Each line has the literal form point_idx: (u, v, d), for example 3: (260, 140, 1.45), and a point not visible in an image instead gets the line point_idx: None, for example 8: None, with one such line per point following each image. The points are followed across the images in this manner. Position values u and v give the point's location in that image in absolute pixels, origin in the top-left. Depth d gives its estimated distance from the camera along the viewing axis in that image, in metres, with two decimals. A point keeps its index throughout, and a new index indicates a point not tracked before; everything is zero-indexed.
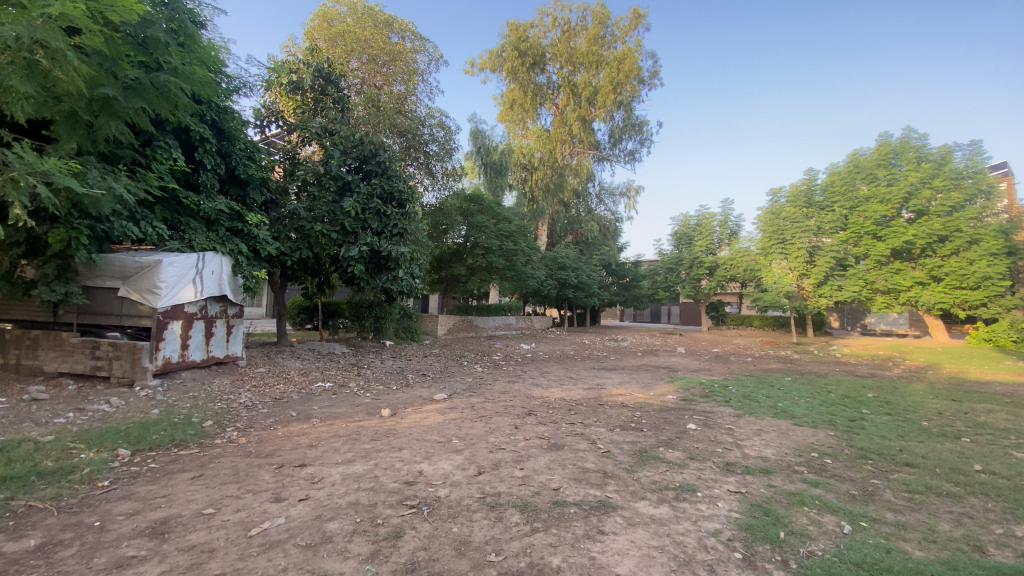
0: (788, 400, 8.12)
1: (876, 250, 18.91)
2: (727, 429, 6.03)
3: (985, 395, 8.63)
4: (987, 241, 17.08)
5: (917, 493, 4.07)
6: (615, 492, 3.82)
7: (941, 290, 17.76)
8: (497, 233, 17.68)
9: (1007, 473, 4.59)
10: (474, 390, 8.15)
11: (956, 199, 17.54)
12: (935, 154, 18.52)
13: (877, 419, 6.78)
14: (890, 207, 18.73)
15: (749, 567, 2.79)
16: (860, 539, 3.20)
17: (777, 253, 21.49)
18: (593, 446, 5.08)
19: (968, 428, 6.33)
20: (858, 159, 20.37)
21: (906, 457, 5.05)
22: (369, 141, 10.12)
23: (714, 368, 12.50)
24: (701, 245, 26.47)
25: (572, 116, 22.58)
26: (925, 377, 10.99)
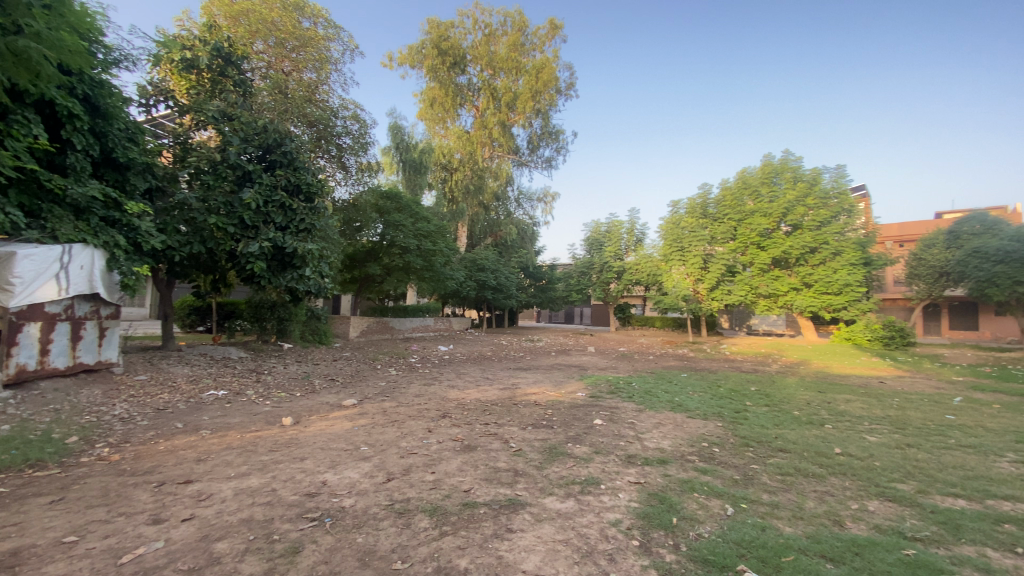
0: (684, 394, 8.80)
1: (760, 258, 21.11)
2: (630, 424, 6.39)
3: (843, 387, 9.98)
4: (848, 253, 19.71)
5: (788, 475, 4.60)
6: (524, 489, 3.89)
7: (811, 295, 20.19)
8: (415, 232, 17.32)
9: (860, 455, 5.31)
10: (387, 394, 7.91)
11: (823, 215, 20.02)
12: (807, 175, 21.01)
13: (757, 410, 7.57)
14: (771, 221, 20.95)
15: (644, 553, 2.97)
16: (741, 519, 3.55)
17: (676, 259, 23.33)
18: (505, 445, 5.14)
19: (830, 416, 7.26)
20: (745, 176, 22.57)
21: (781, 443, 5.67)
22: (273, 130, 9.46)
23: (621, 367, 13.23)
24: (611, 251, 27.88)
25: (492, 120, 22.71)
26: (796, 372, 12.46)
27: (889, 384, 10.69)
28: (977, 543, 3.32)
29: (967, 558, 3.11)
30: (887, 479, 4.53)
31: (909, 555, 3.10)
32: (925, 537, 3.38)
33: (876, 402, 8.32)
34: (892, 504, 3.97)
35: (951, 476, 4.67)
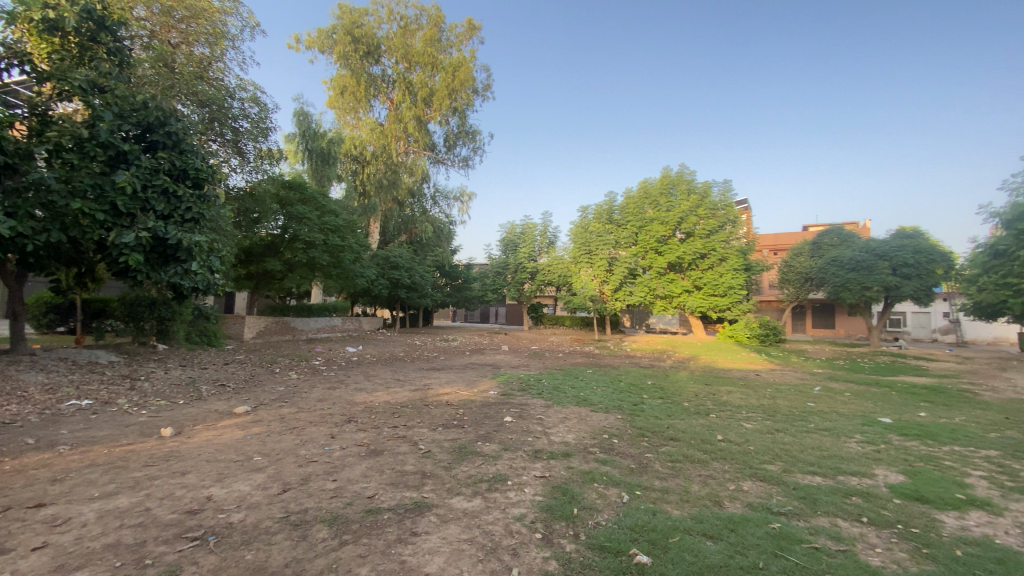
0: (589, 389, 9.25)
1: (658, 263, 22.72)
2: (538, 420, 6.59)
3: (726, 379, 11.09)
4: (732, 259, 21.90)
5: (678, 462, 5.01)
6: (432, 491, 3.85)
7: (701, 297, 22.12)
8: (321, 226, 16.44)
9: (738, 440, 5.93)
10: (287, 399, 7.43)
11: (713, 225, 22.08)
12: (700, 188, 23.05)
13: (653, 402, 8.17)
14: (668, 228, 22.67)
15: (546, 545, 3.08)
16: (635, 505, 3.80)
17: (585, 261, 24.39)
18: (413, 447, 5.05)
19: (714, 406, 8.03)
20: (647, 186, 24.24)
21: (672, 433, 6.16)
22: (155, 107, 8.44)
23: (531, 364, 13.58)
24: (525, 252, 28.45)
25: (408, 114, 22.15)
26: (688, 367, 13.61)
27: (763, 376, 12.08)
28: (828, 513, 3.85)
29: (820, 528, 3.59)
30: (759, 461, 5.11)
31: (775, 528, 3.52)
32: (788, 511, 3.86)
33: (752, 393, 9.35)
34: (763, 483, 4.48)
35: (809, 456, 5.38)
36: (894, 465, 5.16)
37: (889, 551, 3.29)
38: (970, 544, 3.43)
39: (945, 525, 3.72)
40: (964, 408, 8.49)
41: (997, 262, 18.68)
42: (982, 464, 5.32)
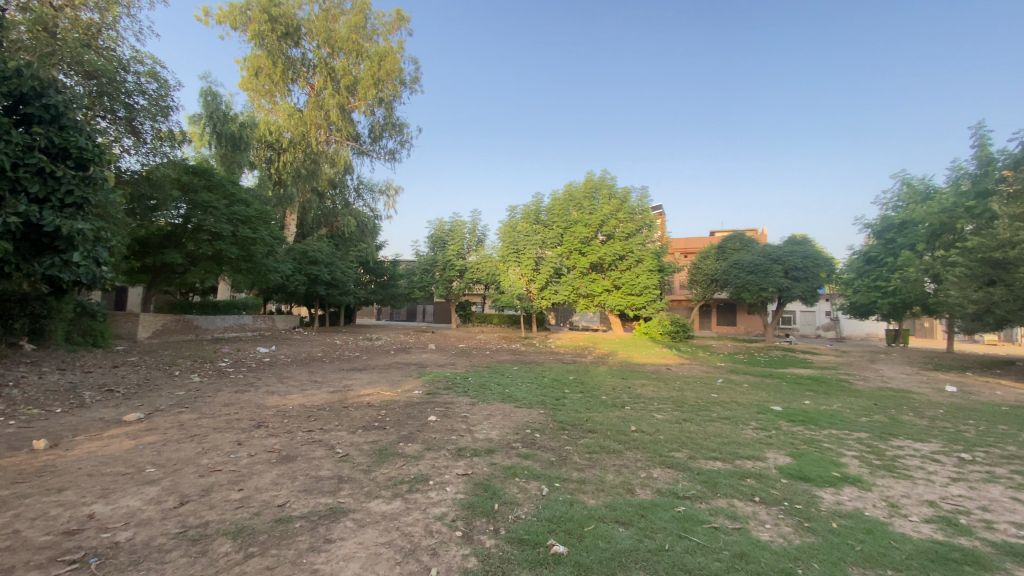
0: (514, 386, 9.38)
1: (581, 263, 23.51)
2: (462, 417, 6.58)
3: (641, 373, 11.74)
4: (648, 261, 23.22)
5: (595, 453, 5.23)
6: (348, 496, 3.72)
7: (620, 295, 23.21)
8: (229, 216, 15.22)
9: (650, 430, 6.31)
10: (188, 404, 6.82)
11: (631, 228, 23.31)
12: (620, 192, 24.22)
13: (574, 396, 8.46)
14: (591, 230, 23.55)
15: (465, 542, 3.08)
16: (554, 497, 3.92)
17: (512, 260, 24.63)
18: (330, 451, 4.84)
19: (631, 399, 8.47)
20: (571, 189, 25.04)
21: (590, 425, 6.43)
22: (30, 75, 7.37)
23: (458, 362, 13.51)
24: (453, 249, 28.21)
25: (330, 102, 21.09)
26: (607, 362, 14.24)
27: (674, 369, 12.93)
28: (726, 495, 4.21)
29: (719, 508, 3.91)
30: (668, 449, 5.48)
31: (681, 511, 3.79)
32: (692, 495, 4.17)
33: (664, 386, 9.98)
34: (671, 469, 4.81)
35: (711, 443, 5.84)
36: (783, 449, 5.74)
37: (776, 526, 3.66)
38: (842, 516, 3.90)
39: (822, 501, 4.21)
40: (841, 396, 9.63)
41: (868, 267, 21.39)
42: (853, 444, 6.08)
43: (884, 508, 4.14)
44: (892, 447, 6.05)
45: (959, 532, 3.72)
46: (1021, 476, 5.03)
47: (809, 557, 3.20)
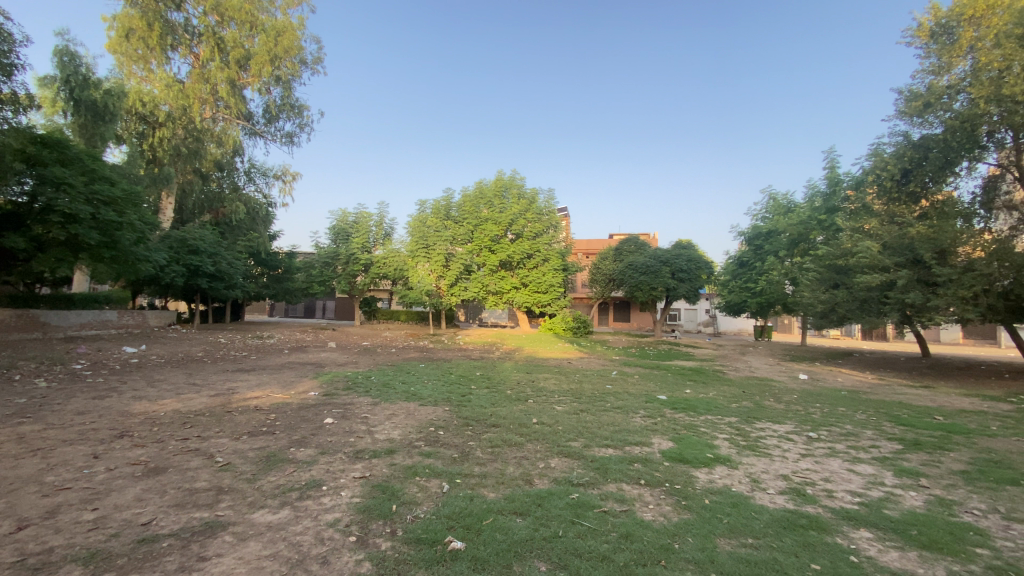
0: (419, 384, 9.23)
1: (491, 261, 23.72)
2: (362, 418, 6.33)
3: (545, 368, 12.14)
4: (553, 259, 24.21)
5: (497, 447, 5.32)
6: (229, 508, 3.41)
7: (528, 293, 23.85)
8: (89, 196, 13.14)
9: (550, 422, 6.57)
10: (28, 413, 5.80)
11: (538, 228, 24.10)
12: (529, 193, 24.95)
13: (480, 392, 8.52)
14: (501, 228, 23.81)
15: (359, 547, 2.98)
16: (454, 494, 3.92)
17: (421, 256, 24.12)
18: (209, 460, 4.40)
19: (534, 393, 8.73)
20: (482, 187, 25.18)
21: (493, 420, 6.52)
22: None
23: (360, 361, 12.97)
24: (357, 242, 26.95)
25: (217, 75, 19.04)
26: (513, 358, 14.54)
27: (576, 364, 13.52)
28: (616, 480, 4.51)
29: (610, 493, 4.18)
30: (565, 439, 5.74)
31: (575, 498, 3.99)
32: (586, 482, 4.41)
33: (565, 379, 10.42)
34: (567, 459, 5.04)
35: (605, 431, 6.22)
36: (667, 434, 6.28)
37: (658, 506, 3.99)
38: (713, 492, 4.37)
39: (697, 480, 4.67)
40: (717, 385, 10.74)
41: (740, 271, 24.06)
42: (725, 428, 6.83)
43: (747, 483, 4.69)
44: (756, 429, 6.88)
45: (804, 500, 4.34)
46: (851, 450, 5.99)
47: (684, 532, 3.54)
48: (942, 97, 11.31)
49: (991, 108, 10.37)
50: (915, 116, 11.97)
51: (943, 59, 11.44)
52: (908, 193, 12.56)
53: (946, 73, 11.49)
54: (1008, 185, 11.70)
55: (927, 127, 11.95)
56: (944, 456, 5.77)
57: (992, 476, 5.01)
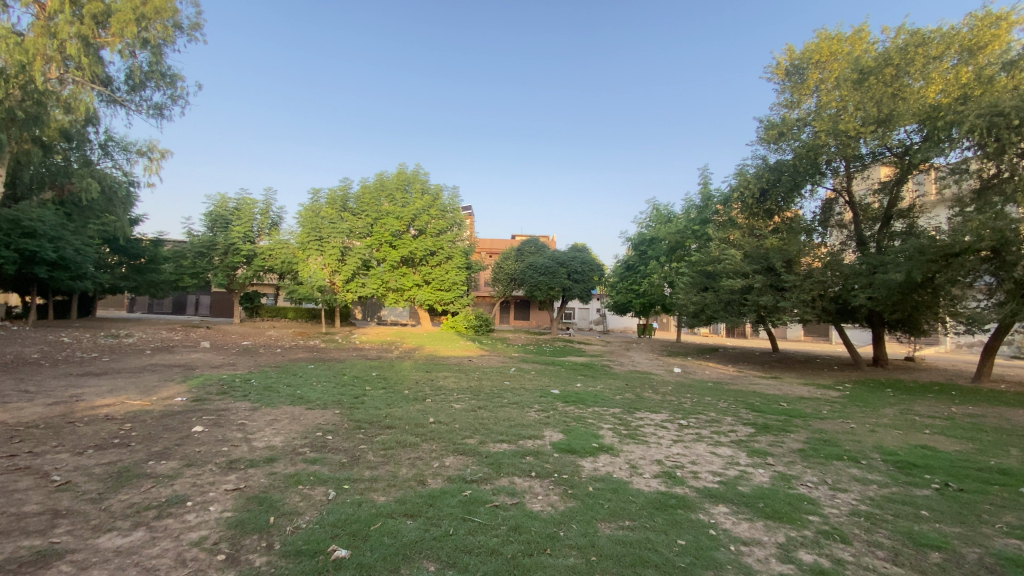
0: (307, 386, 8.67)
1: (391, 256, 22.96)
2: (239, 425, 5.79)
3: (442, 366, 12.06)
4: (456, 258, 24.27)
5: (389, 449, 5.18)
6: (66, 534, 2.92)
7: (430, 291, 23.61)
8: None
9: (446, 420, 6.54)
10: None
11: (442, 225, 23.96)
12: (432, 189, 24.69)
13: (374, 393, 8.23)
14: (402, 223, 23.13)
15: (231, 565, 2.73)
16: (340, 501, 3.75)
17: (314, 248, 22.60)
18: (41, 480, 3.73)
19: (431, 391, 8.64)
20: (383, 179, 24.28)
21: (388, 421, 6.34)
22: None
23: (239, 362, 11.84)
24: (238, 231, 24.53)
25: (68, 30, 15.73)
26: (411, 356, 14.24)
27: (474, 361, 13.62)
28: (508, 474, 4.62)
29: (502, 487, 4.28)
30: (461, 437, 5.76)
31: (467, 495, 4.03)
32: (479, 478, 4.46)
33: (463, 377, 10.45)
34: (462, 456, 5.06)
35: (501, 427, 6.34)
36: (558, 427, 6.59)
37: (546, 496, 4.17)
38: (597, 480, 4.67)
39: (583, 469, 4.95)
40: (605, 379, 11.47)
41: (628, 274, 25.91)
42: (610, 419, 7.32)
43: (628, 469, 5.07)
44: (638, 419, 7.47)
45: (675, 482, 4.80)
46: (715, 434, 6.75)
47: (569, 519, 3.73)
48: (794, 128, 13.13)
49: (830, 140, 12.27)
50: (772, 143, 13.75)
51: (794, 95, 13.29)
52: (765, 210, 14.45)
53: (797, 108, 13.35)
54: (839, 208, 13.94)
55: (780, 153, 13.80)
56: (785, 437, 6.74)
57: (820, 452, 5.96)
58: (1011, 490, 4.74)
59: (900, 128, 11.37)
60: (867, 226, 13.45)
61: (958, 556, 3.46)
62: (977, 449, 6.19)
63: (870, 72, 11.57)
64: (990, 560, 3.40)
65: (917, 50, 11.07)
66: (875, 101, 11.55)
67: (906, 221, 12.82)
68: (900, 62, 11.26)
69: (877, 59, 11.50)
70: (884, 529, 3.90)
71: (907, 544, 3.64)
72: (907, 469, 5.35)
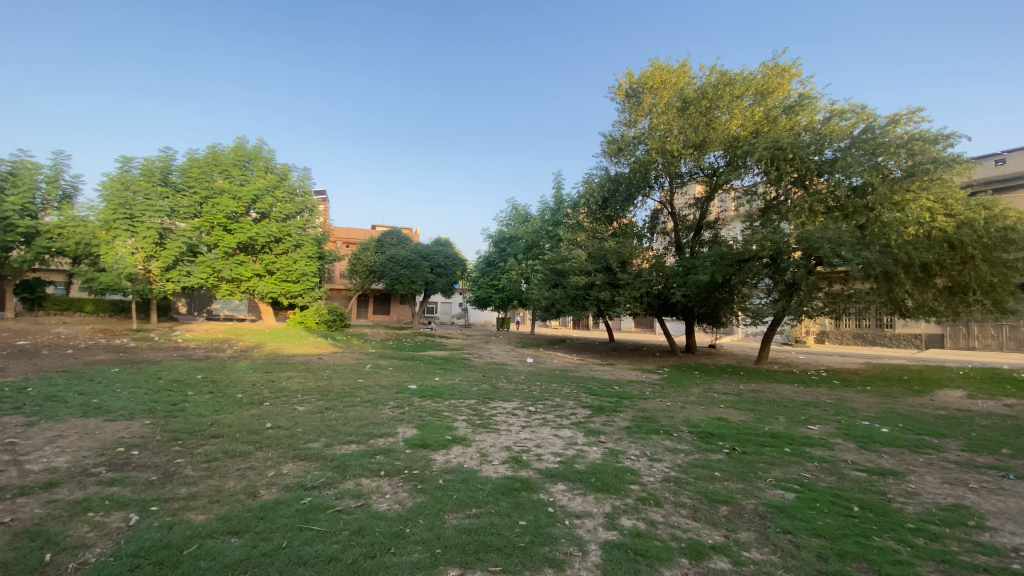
0: (108, 393, 7.24)
1: (225, 242, 20.28)
2: (3, 446, 4.60)
3: (287, 365, 11.08)
4: (306, 246, 22.50)
5: (214, 461, 4.59)
6: None
7: (273, 282, 21.55)
8: None
9: (286, 425, 6.01)
10: None
11: (289, 209, 21.94)
12: (278, 168, 22.43)
13: (199, 399, 7.21)
14: (240, 205, 20.56)
15: None
16: (146, 525, 3.22)
17: (122, 229, 18.94)
18: None
19: (270, 393, 7.87)
20: (217, 153, 21.28)
21: (214, 429, 5.60)
22: None
23: (8, 367, 9.42)
24: (13, 202, 19.43)
25: None
26: (249, 355, 12.80)
27: (325, 359, 12.74)
28: (355, 475, 4.43)
29: (346, 490, 4.08)
30: (303, 441, 5.35)
31: (307, 502, 3.76)
32: (321, 483, 4.20)
33: (311, 376, 9.73)
34: (302, 462, 4.71)
35: (349, 427, 6.04)
36: (412, 422, 6.51)
37: (394, 494, 4.09)
38: (447, 472, 4.72)
39: (434, 463, 4.96)
40: (463, 372, 11.65)
41: (488, 269, 26.64)
42: (465, 411, 7.45)
43: (478, 458, 5.23)
44: (491, 409, 7.74)
45: (520, 466, 5.09)
46: (559, 418, 7.31)
47: (416, 515, 3.71)
48: (630, 145, 14.79)
49: (658, 158, 14.05)
50: (613, 156, 15.29)
51: (632, 115, 14.96)
52: (606, 215, 16.02)
53: (634, 127, 15.09)
54: (664, 218, 16.06)
55: (620, 166, 15.40)
56: (617, 416, 7.58)
57: (643, 428, 6.84)
58: (776, 449, 5.98)
59: (710, 153, 13.56)
60: (685, 234, 15.74)
61: (739, 507, 4.26)
62: (756, 418, 7.68)
63: (690, 102, 13.42)
64: (761, 508, 4.25)
65: (725, 88, 13.10)
66: (692, 127, 13.50)
67: (712, 231, 15.29)
68: (712, 97, 13.21)
69: (696, 92, 13.34)
70: (687, 491, 4.62)
71: (704, 501, 4.37)
72: (707, 439, 6.40)
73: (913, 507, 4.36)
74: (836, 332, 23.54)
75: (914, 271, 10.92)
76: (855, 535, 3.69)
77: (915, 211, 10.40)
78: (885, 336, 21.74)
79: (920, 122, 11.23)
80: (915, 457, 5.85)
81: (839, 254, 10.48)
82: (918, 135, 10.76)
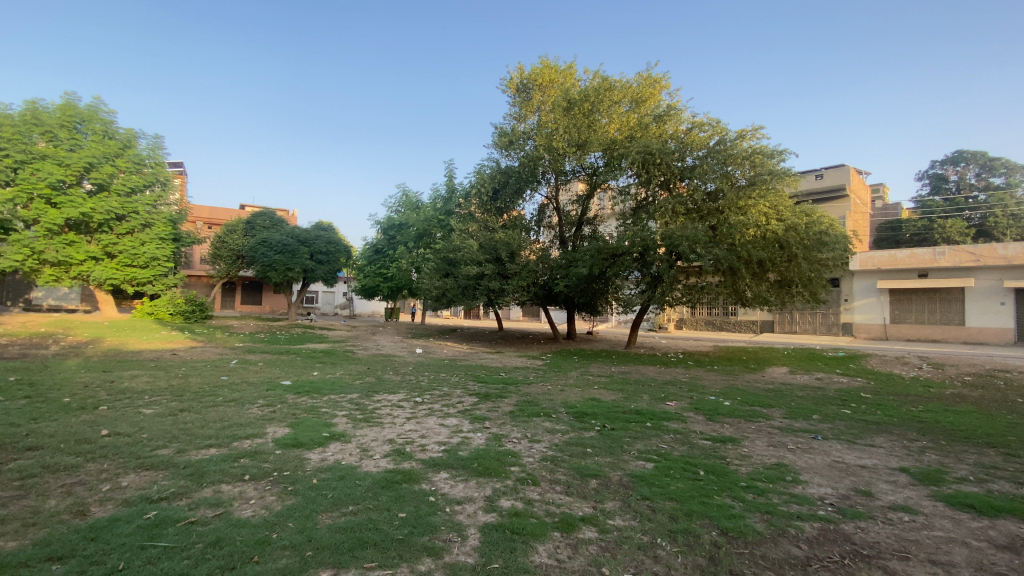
0: None
1: (48, 217, 16.86)
2: None
3: (133, 363, 9.68)
4: (157, 226, 19.64)
5: (29, 477, 3.86)
6: None
7: (113, 266, 18.50)
8: None
9: (128, 431, 5.24)
10: None
11: (134, 182, 18.89)
12: (120, 134, 19.18)
13: (9, 405, 5.99)
14: (68, 174, 17.31)
15: None
16: None
17: None
18: None
19: (108, 395, 6.81)
20: (37, 109, 17.59)
21: (30, 441, 4.69)
22: None
23: None
24: None
25: None
26: (82, 352, 10.93)
27: (180, 355, 11.28)
28: (214, 482, 4.03)
29: (201, 499, 3.69)
30: (149, 449, 4.71)
31: (154, 516, 3.35)
32: (171, 494, 3.75)
33: (162, 374, 8.61)
34: (148, 472, 4.15)
35: (207, 430, 5.45)
36: (284, 421, 6.07)
37: (260, 499, 3.80)
38: (321, 471, 4.48)
39: (307, 462, 4.68)
40: (345, 365, 11.13)
41: (375, 257, 25.61)
42: (346, 405, 7.14)
43: (358, 454, 5.05)
44: (375, 402, 7.52)
45: (403, 458, 5.02)
46: (445, 407, 7.34)
47: (285, 518, 3.49)
48: (520, 139, 15.15)
49: (545, 154, 14.61)
50: (504, 149, 15.62)
51: (522, 110, 15.44)
52: (496, 207, 16.37)
53: (523, 122, 15.59)
54: (549, 212, 16.75)
55: (509, 159, 15.80)
56: (501, 402, 7.83)
57: (525, 412, 7.15)
58: (640, 425, 6.63)
59: (591, 154, 14.42)
60: (567, 229, 16.53)
61: (606, 480, 4.66)
62: (624, 397, 8.45)
63: (574, 103, 14.15)
64: (625, 478, 4.70)
65: (605, 93, 14.05)
66: (576, 127, 14.24)
67: (591, 227, 16.24)
68: (594, 100, 14.06)
69: (580, 94, 14.03)
70: (562, 468, 4.94)
71: (578, 477, 4.71)
72: (581, 419, 6.88)
73: (746, 467, 5.14)
74: (692, 319, 26.66)
75: (752, 267, 12.69)
76: (700, 496, 4.25)
77: (754, 215, 12.07)
78: (730, 322, 25.16)
79: (760, 139, 12.99)
80: (749, 425, 6.89)
81: (695, 250, 11.83)
82: (759, 149, 12.48)
